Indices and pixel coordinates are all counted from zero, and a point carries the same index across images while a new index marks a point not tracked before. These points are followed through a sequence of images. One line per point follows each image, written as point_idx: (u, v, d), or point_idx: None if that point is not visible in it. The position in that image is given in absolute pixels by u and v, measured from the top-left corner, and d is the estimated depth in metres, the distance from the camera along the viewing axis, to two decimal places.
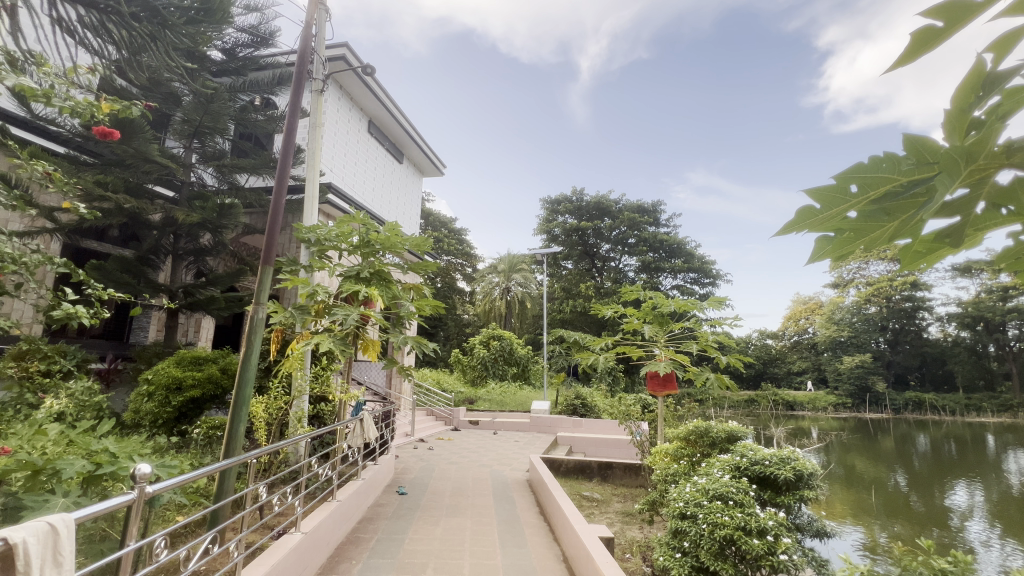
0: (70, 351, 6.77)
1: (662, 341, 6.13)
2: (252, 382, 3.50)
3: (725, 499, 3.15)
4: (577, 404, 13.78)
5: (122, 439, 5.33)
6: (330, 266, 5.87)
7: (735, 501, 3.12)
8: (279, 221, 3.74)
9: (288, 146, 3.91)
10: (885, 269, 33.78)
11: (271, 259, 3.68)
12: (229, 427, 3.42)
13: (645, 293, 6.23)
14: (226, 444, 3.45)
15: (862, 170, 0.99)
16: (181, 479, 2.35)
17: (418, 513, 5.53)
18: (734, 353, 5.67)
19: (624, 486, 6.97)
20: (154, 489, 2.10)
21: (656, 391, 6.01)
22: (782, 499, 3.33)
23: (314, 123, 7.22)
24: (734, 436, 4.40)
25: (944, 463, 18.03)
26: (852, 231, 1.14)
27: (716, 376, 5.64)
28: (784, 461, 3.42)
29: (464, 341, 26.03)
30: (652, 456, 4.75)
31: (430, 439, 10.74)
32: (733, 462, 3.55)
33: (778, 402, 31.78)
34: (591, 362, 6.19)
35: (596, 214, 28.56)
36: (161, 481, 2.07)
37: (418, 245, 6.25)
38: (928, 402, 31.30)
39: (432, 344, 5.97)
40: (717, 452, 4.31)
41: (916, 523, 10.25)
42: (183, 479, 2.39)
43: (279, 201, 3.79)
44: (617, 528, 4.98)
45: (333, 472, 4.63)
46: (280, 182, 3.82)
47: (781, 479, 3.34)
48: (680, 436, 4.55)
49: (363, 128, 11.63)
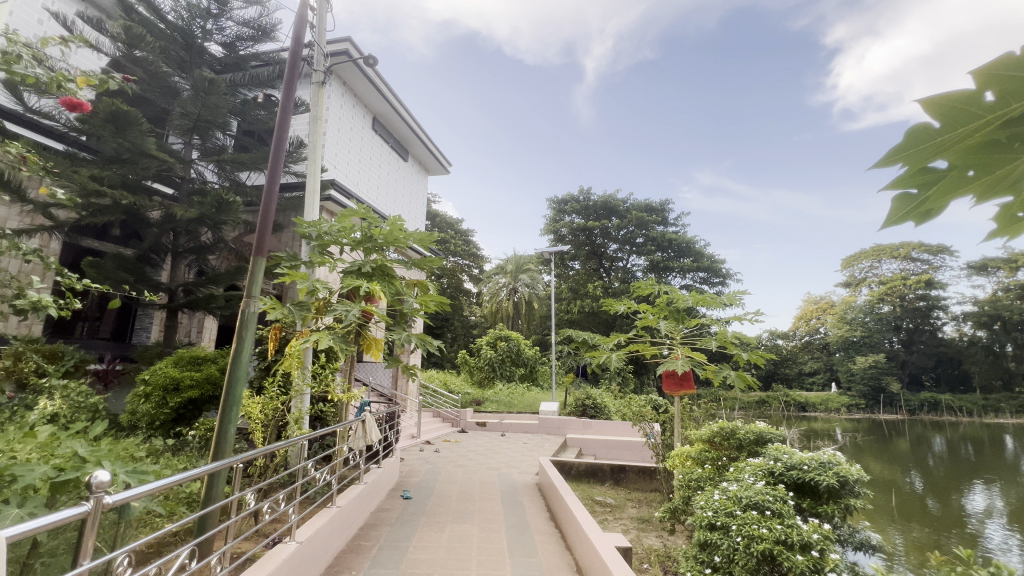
0: (67, 352, 6.56)
1: (678, 337, 5.80)
2: (243, 383, 3.24)
3: (761, 509, 2.86)
4: (587, 405, 13.43)
5: (115, 441, 5.14)
6: (331, 262, 5.68)
7: (772, 511, 2.83)
8: (272, 210, 3.51)
9: (282, 133, 3.66)
10: (898, 267, 33.24)
11: (264, 251, 3.46)
12: (218, 429, 3.18)
13: (660, 288, 5.96)
14: (215, 447, 3.19)
15: (1008, 69, 0.72)
16: (157, 485, 2.11)
17: (423, 519, 5.27)
18: (756, 349, 5.31)
19: (639, 491, 6.67)
20: (116, 500, 1.83)
21: (671, 390, 5.67)
22: (823, 509, 3.04)
23: (315, 116, 7.03)
24: (765, 440, 4.02)
25: (961, 465, 17.50)
26: (956, 166, 0.91)
27: (737, 374, 5.25)
28: (824, 466, 3.12)
29: (470, 342, 25.79)
30: (672, 459, 4.42)
31: (436, 442, 10.46)
32: (761, 467, 3.28)
33: (789, 402, 31.23)
34: (603, 360, 5.93)
35: (604, 213, 28.25)
36: (121, 491, 1.80)
37: (422, 240, 5.99)
38: (945, 403, 30.60)
39: (437, 344, 5.72)
40: (745, 455, 3.99)
41: (933, 526, 9.88)
42: (161, 487, 2.15)
43: (271, 188, 3.55)
44: (632, 536, 4.71)
45: (332, 476, 4.40)
46: (273, 166, 3.56)
47: (823, 487, 3.03)
48: (702, 438, 4.24)
49: (366, 125, 11.45)
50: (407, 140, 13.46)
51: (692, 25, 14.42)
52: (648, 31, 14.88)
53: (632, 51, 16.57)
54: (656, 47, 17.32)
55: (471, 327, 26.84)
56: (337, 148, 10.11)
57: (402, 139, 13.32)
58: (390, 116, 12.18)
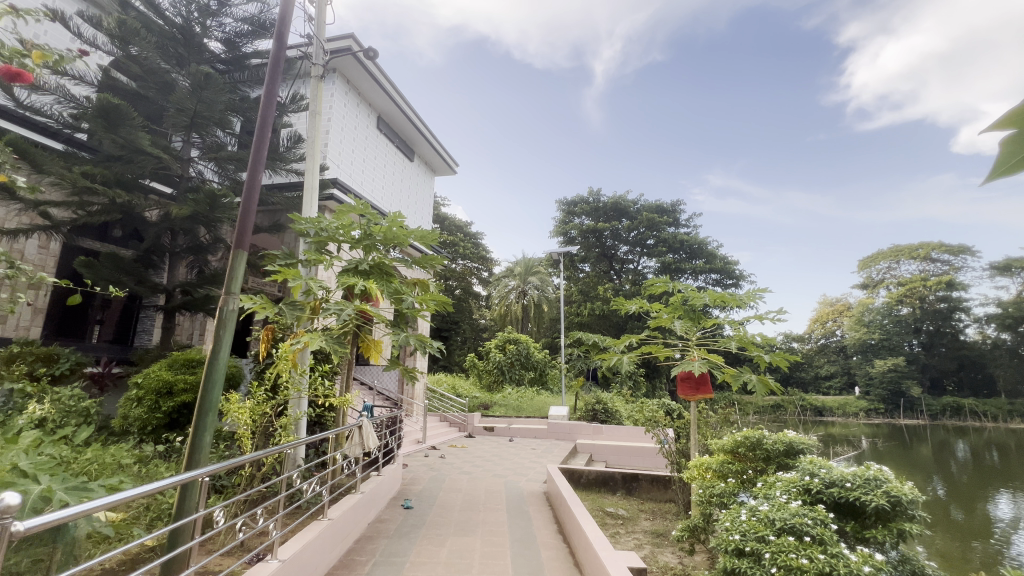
0: (63, 355, 6.40)
1: (695, 338, 5.45)
2: (220, 386, 2.97)
3: (799, 534, 2.54)
4: (598, 410, 13.04)
5: (105, 447, 4.94)
6: (328, 260, 5.43)
7: (813, 537, 2.50)
8: (254, 200, 3.25)
9: (266, 117, 3.40)
10: (918, 269, 32.42)
11: (245, 243, 3.20)
12: (192, 437, 2.91)
13: (675, 285, 5.62)
14: (189, 457, 2.92)
15: None
16: (115, 500, 1.86)
17: (422, 531, 4.98)
18: (781, 350, 4.93)
19: (652, 501, 6.32)
20: (52, 522, 1.56)
21: (687, 395, 5.29)
22: (870, 534, 2.70)
23: (313, 111, 6.84)
24: (797, 451, 3.65)
25: (986, 471, 16.81)
26: None
27: (759, 378, 4.86)
28: (871, 483, 2.77)
29: (480, 345, 25.55)
30: (691, 470, 4.07)
31: (442, 447, 10.17)
32: (793, 483, 2.97)
33: (806, 407, 30.48)
34: (614, 363, 5.60)
35: (614, 214, 27.87)
36: (52, 513, 1.53)
37: (423, 238, 5.72)
38: (968, 408, 29.31)
39: (438, 346, 5.45)
40: (774, 468, 3.64)
41: (957, 534, 9.42)
42: (122, 501, 1.89)
43: (254, 177, 3.30)
44: (646, 552, 4.38)
45: (324, 486, 4.12)
46: (255, 154, 3.31)
47: (871, 508, 2.68)
48: (724, 449, 3.90)
49: (371, 124, 11.27)
50: (413, 140, 13.26)
51: (700, 26, 14.18)
52: (657, 32, 14.34)
53: (640, 54, 15.98)
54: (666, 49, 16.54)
55: (481, 330, 26.62)
56: (341, 147, 9.95)
57: (407, 139, 13.12)
58: (395, 115, 11.97)
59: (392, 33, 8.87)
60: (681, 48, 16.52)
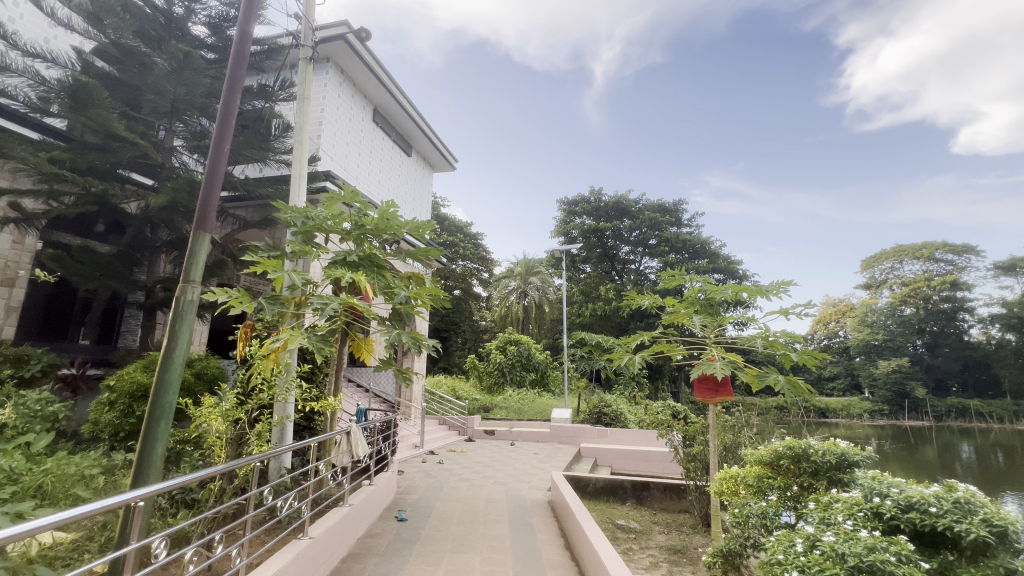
0: (33, 356, 5.99)
1: (713, 337, 5.03)
2: (172, 389, 2.52)
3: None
4: (602, 413, 12.56)
5: (70, 456, 4.50)
6: (316, 252, 5.01)
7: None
8: (219, 174, 2.83)
9: (233, 84, 2.99)
10: (921, 269, 32.05)
11: (207, 225, 2.78)
12: (140, 450, 2.44)
13: (690, 279, 5.17)
14: (136, 474, 2.45)
15: None
16: (63, 519, 1.50)
17: (416, 548, 4.52)
18: (808, 349, 4.51)
19: (665, 512, 5.89)
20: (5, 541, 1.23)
21: (705, 397, 4.87)
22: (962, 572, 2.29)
23: (302, 96, 6.43)
24: (850, 466, 3.29)
25: (994, 473, 16.47)
26: None
27: (787, 379, 4.42)
28: (964, 508, 2.41)
29: (480, 347, 25.10)
30: (722, 483, 3.78)
31: (441, 452, 9.73)
32: (857, 507, 2.63)
33: (810, 409, 30.01)
34: (623, 364, 5.14)
35: (615, 214, 27.40)
36: (14, 527, 1.22)
37: (418, 229, 5.32)
38: (974, 409, 28.87)
39: (434, 344, 5.02)
40: (825, 484, 3.25)
41: None
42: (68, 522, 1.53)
43: (219, 150, 2.88)
44: (662, 572, 3.96)
45: (304, 502, 3.65)
46: (220, 124, 2.89)
47: (971, 540, 2.28)
48: (761, 460, 3.58)
49: (366, 116, 10.87)
50: (411, 135, 12.90)
51: (698, 28, 13.71)
52: (657, 33, 13.93)
53: (639, 56, 15.49)
54: (665, 51, 15.99)
55: (481, 332, 26.17)
56: (335, 139, 9.56)
57: (405, 133, 12.75)
58: (392, 108, 11.58)
59: (392, 37, 8.99)
60: (680, 48, 15.97)
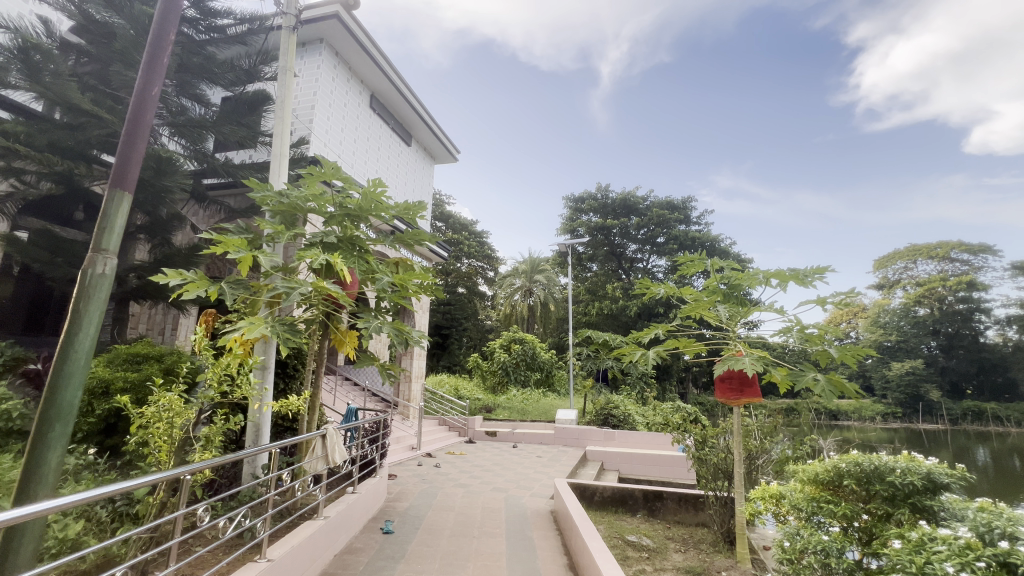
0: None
1: (736, 332, 4.43)
2: (70, 382, 2.01)
3: None
4: (609, 415, 11.97)
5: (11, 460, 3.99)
6: (292, 233, 4.49)
7: None
8: (143, 125, 2.31)
9: (164, 15, 2.46)
10: (935, 268, 31.14)
11: (126, 183, 2.26)
12: (27, 459, 1.93)
13: (712, 267, 4.56)
14: (22, 491, 1.94)
15: None
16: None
17: (400, 566, 4.00)
18: (848, 344, 3.91)
19: (680, 525, 5.32)
20: None
21: (729, 398, 4.30)
22: None
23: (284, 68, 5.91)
24: (935, 489, 2.88)
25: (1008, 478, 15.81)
26: None
27: (827, 378, 3.81)
28: None
29: (484, 346, 24.59)
30: (759, 498, 3.47)
31: (439, 454, 9.20)
32: (973, 556, 2.18)
33: (822, 411, 29.14)
34: (635, 361, 4.56)
35: (622, 212, 26.72)
36: None
37: (405, 211, 4.77)
38: (991, 412, 27.94)
39: (422, 337, 4.43)
40: (905, 513, 2.86)
41: None
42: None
43: (146, 93, 2.36)
44: None
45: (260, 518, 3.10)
46: (149, 59, 2.38)
47: None
48: (812, 480, 3.21)
49: (362, 102, 10.36)
50: (411, 124, 12.37)
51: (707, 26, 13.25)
52: None
53: None
54: None
55: (486, 331, 25.67)
56: (328, 124, 9.07)
57: (405, 122, 12.22)
58: (389, 95, 11.04)
59: None
60: None
